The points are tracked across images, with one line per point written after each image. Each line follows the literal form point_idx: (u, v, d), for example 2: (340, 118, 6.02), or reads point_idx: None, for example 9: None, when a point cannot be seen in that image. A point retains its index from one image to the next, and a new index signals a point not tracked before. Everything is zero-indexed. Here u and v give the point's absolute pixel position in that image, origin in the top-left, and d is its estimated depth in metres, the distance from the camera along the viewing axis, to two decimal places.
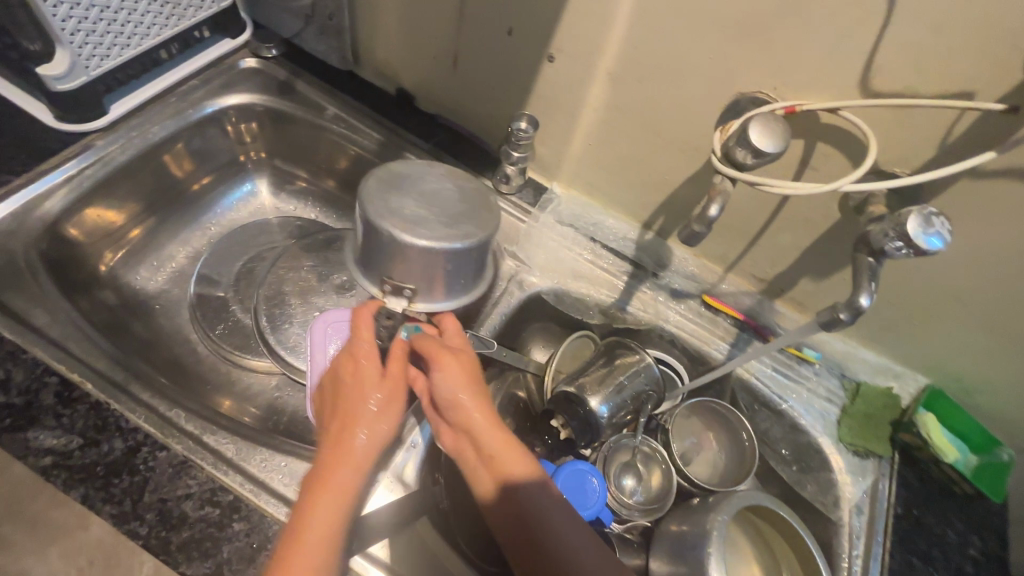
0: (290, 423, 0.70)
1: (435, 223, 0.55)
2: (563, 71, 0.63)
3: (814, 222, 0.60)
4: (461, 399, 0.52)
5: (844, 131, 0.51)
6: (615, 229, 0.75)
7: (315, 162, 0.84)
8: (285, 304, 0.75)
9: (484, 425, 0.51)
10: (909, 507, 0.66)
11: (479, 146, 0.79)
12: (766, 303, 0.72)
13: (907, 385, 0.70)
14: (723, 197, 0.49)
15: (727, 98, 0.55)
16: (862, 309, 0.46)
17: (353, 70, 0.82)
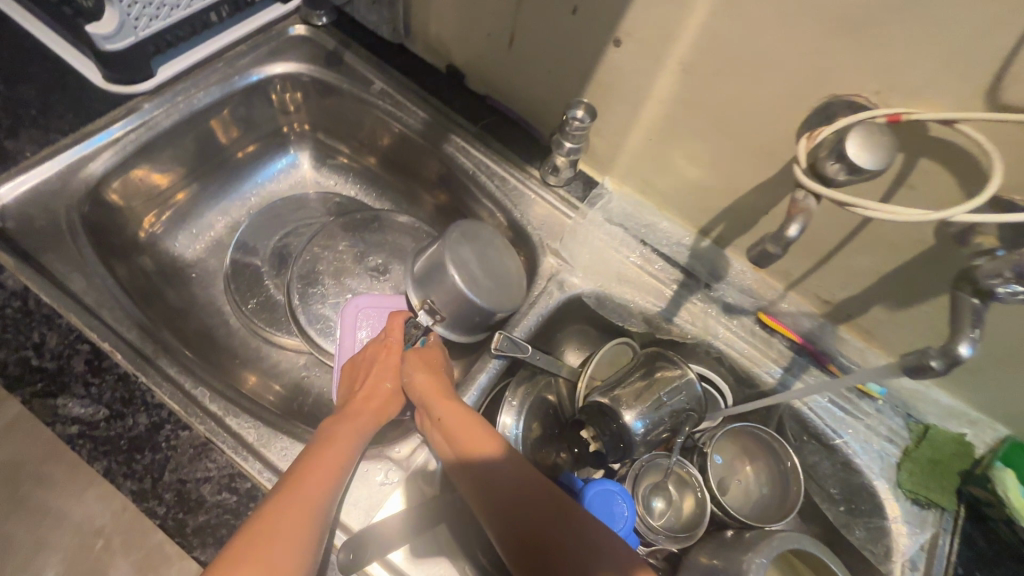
0: (314, 405, 0.69)
1: (486, 288, 0.62)
2: (630, 58, 0.57)
3: (901, 246, 0.53)
4: (425, 378, 0.59)
5: (956, 149, 0.44)
6: (669, 232, 0.70)
7: (358, 137, 0.81)
8: (318, 284, 0.74)
9: (444, 396, 0.57)
10: (971, 570, 0.59)
11: (529, 132, 0.74)
12: (829, 327, 0.66)
13: (983, 433, 0.63)
14: (805, 216, 0.43)
15: (816, 100, 0.48)
16: (959, 360, 0.40)
17: (404, 43, 0.78)
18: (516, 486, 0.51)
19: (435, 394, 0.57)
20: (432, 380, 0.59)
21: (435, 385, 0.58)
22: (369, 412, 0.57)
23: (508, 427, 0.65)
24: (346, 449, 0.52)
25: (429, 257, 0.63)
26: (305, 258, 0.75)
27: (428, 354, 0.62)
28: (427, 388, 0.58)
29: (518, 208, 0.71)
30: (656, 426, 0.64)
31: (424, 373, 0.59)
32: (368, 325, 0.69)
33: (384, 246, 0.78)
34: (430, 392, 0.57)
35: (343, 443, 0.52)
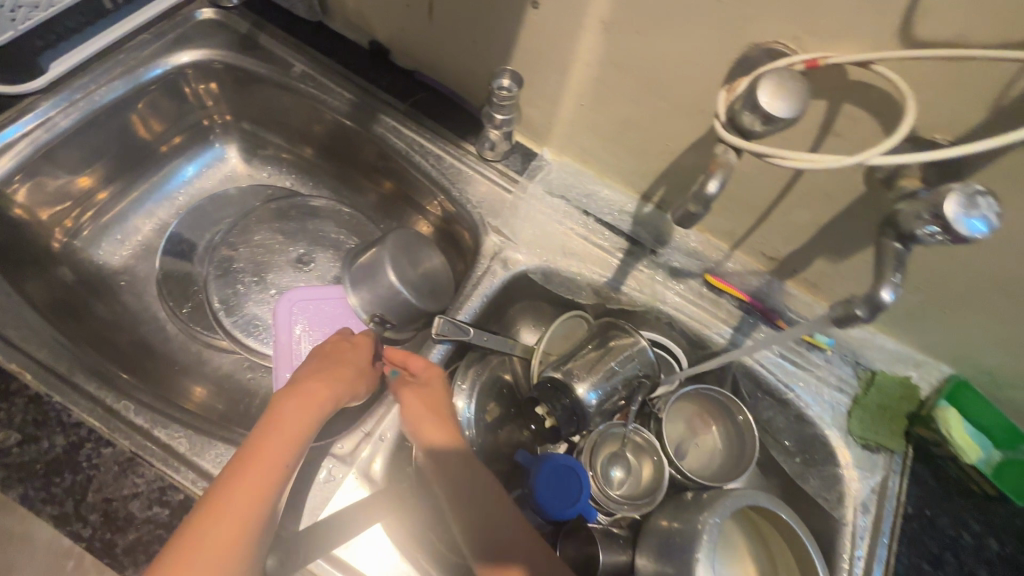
0: (261, 406, 0.67)
1: (422, 289, 0.66)
2: (548, 20, 0.54)
3: (833, 196, 0.53)
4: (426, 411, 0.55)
5: (876, 89, 0.42)
6: (610, 200, 0.68)
7: (286, 125, 0.77)
8: (239, 282, 0.72)
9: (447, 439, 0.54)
10: (921, 507, 0.60)
11: (461, 106, 0.72)
12: (776, 284, 0.65)
13: (929, 374, 0.63)
14: (726, 170, 0.42)
15: (737, 50, 0.47)
16: (882, 305, 0.39)
17: (323, 21, 0.74)
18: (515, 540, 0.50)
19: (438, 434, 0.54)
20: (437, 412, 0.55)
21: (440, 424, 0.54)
22: (315, 396, 0.52)
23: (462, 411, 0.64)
24: (284, 451, 0.48)
25: (368, 266, 0.67)
26: (225, 252, 0.73)
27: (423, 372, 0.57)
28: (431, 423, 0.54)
29: (456, 186, 0.69)
30: (611, 396, 0.64)
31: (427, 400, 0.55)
32: (305, 318, 0.68)
33: (305, 235, 0.76)
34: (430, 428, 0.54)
35: (284, 436, 0.49)
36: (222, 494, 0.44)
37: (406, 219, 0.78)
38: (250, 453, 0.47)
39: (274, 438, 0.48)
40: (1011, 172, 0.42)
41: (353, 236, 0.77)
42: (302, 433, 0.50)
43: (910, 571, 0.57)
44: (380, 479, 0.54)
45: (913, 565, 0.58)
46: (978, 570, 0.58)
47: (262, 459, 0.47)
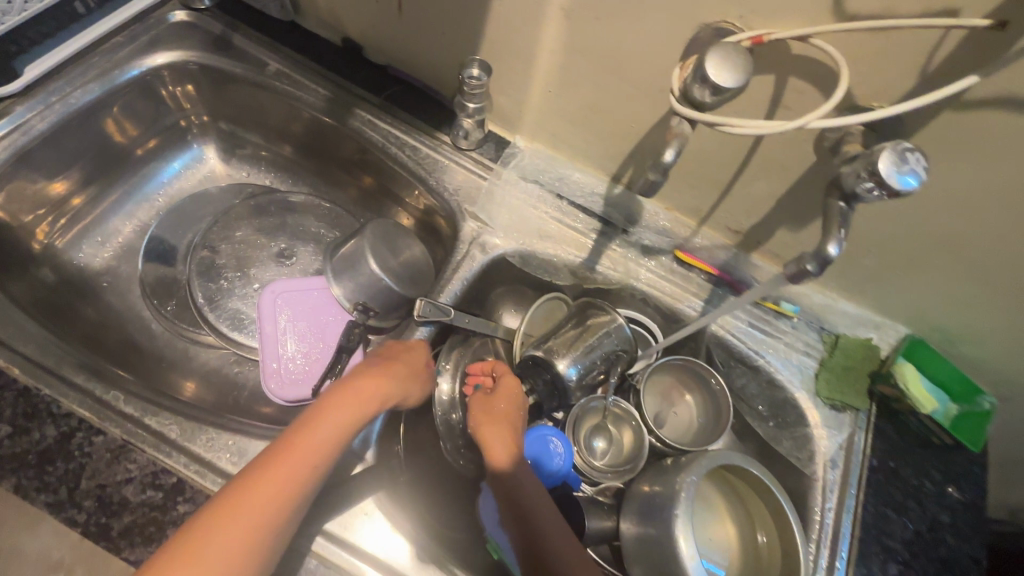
0: (250, 398, 0.69)
1: (402, 275, 0.68)
2: (511, 10, 0.57)
3: (786, 167, 0.56)
4: (497, 418, 0.59)
5: (816, 62, 0.46)
6: (582, 183, 0.71)
7: (263, 124, 0.79)
8: (220, 278, 0.73)
9: (509, 447, 0.57)
10: (885, 460, 0.64)
11: (434, 98, 0.74)
12: (742, 256, 0.68)
13: (887, 335, 0.67)
14: (681, 141, 0.45)
15: (689, 31, 0.50)
16: (829, 260, 0.42)
17: (295, 20, 0.76)
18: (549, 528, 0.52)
19: (501, 442, 0.57)
20: (508, 421, 0.59)
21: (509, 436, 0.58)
22: (358, 396, 0.53)
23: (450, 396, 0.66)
24: (318, 450, 0.48)
25: (349, 255, 0.68)
26: (204, 250, 0.75)
27: (508, 385, 0.62)
28: (498, 430, 0.58)
29: (433, 175, 0.71)
30: (591, 371, 0.66)
31: (501, 410, 0.59)
32: (288, 309, 0.69)
33: (285, 230, 0.78)
34: (497, 434, 0.58)
35: (314, 439, 0.49)
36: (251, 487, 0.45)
37: (386, 212, 0.79)
38: (288, 449, 0.47)
39: (306, 440, 0.48)
40: (943, 133, 0.46)
41: (334, 229, 0.79)
42: (338, 432, 0.50)
43: (878, 519, 0.61)
44: (371, 458, 0.58)
45: (879, 514, 0.61)
46: (941, 516, 0.61)
47: (291, 458, 0.47)
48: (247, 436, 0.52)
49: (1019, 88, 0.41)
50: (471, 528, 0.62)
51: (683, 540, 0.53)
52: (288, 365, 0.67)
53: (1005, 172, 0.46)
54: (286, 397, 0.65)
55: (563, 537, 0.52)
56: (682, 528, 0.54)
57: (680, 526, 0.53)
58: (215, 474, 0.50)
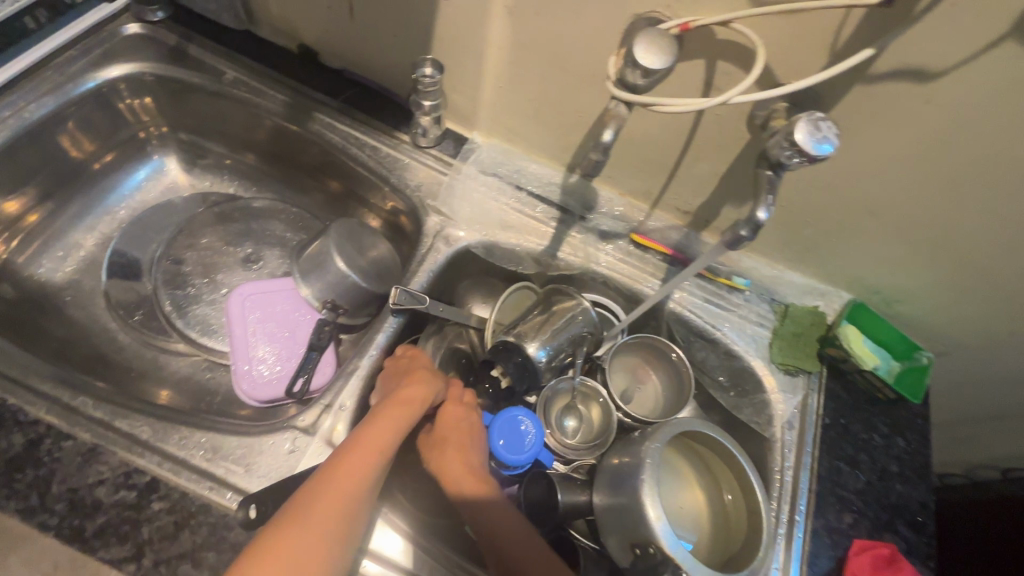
0: (223, 402, 0.69)
1: (370, 272, 0.69)
2: (460, 10, 0.60)
3: (723, 147, 0.60)
4: (444, 445, 0.59)
5: (738, 45, 0.49)
6: (539, 174, 0.74)
7: (224, 132, 0.80)
8: (187, 285, 0.74)
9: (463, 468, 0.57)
10: (837, 417, 0.68)
11: (392, 100, 0.76)
12: (693, 235, 0.72)
13: (833, 302, 0.71)
14: (618, 122, 0.49)
15: (623, 22, 0.53)
16: (760, 224, 0.47)
17: (251, 29, 0.77)
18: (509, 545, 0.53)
19: (456, 462, 0.57)
20: (456, 445, 0.59)
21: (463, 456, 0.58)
22: (404, 410, 0.54)
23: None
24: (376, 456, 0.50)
25: (315, 254, 0.70)
26: (168, 259, 0.75)
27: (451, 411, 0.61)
28: (448, 454, 0.58)
29: (395, 173, 0.73)
30: (561, 352, 0.68)
31: (450, 435, 0.59)
32: (257, 311, 0.70)
33: (251, 235, 0.79)
34: (450, 456, 0.58)
35: (364, 453, 0.50)
36: (320, 494, 0.46)
37: (352, 213, 0.81)
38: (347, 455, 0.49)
39: (363, 451, 0.50)
40: (857, 104, 0.50)
41: (301, 233, 0.80)
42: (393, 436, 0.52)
43: (832, 472, 0.64)
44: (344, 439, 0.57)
45: (833, 467, 0.65)
46: (889, 465, 0.65)
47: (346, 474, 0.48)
48: (217, 433, 0.54)
49: (917, 58, 0.45)
50: (449, 509, 0.64)
51: (649, 504, 0.55)
52: (259, 366, 0.67)
53: (917, 138, 0.50)
54: (260, 398, 0.66)
55: (526, 543, 0.53)
56: (648, 489, 0.56)
57: (646, 487, 0.56)
58: (189, 471, 0.52)
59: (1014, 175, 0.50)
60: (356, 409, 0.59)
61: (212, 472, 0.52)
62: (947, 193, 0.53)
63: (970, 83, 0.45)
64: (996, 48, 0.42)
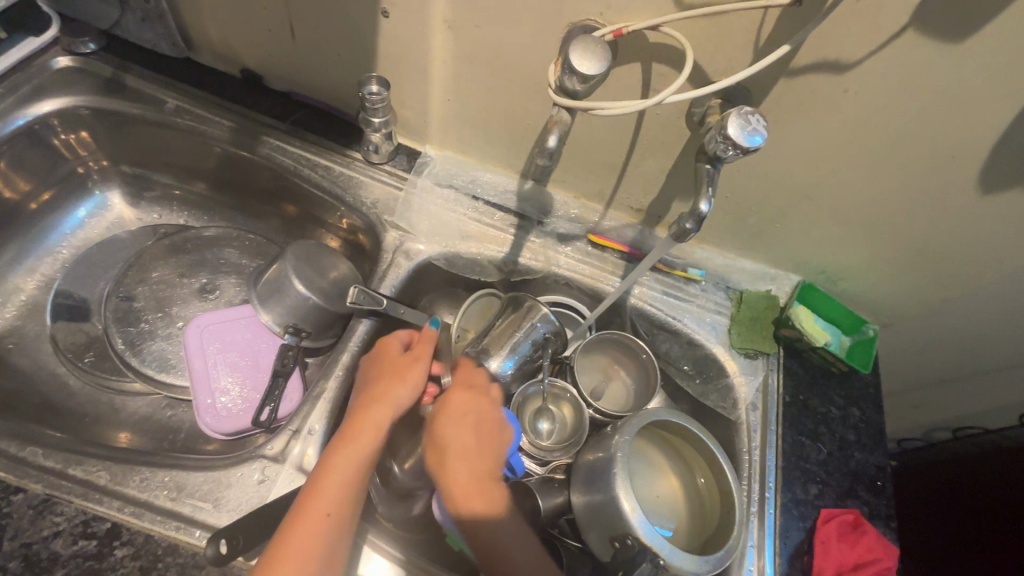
0: (188, 439, 0.67)
1: (330, 293, 0.68)
2: (401, 27, 0.60)
3: (666, 145, 0.62)
4: (445, 440, 0.57)
5: (670, 48, 0.52)
6: (494, 183, 0.75)
7: (168, 162, 0.78)
8: (139, 322, 0.71)
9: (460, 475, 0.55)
10: (796, 394, 0.70)
11: (340, 119, 0.76)
12: (647, 232, 0.74)
13: (783, 285, 0.74)
14: (561, 127, 0.51)
15: (561, 31, 0.55)
16: (702, 216, 0.49)
17: (190, 56, 0.76)
18: (499, 545, 0.53)
19: (461, 463, 0.56)
20: (460, 439, 0.57)
21: (464, 457, 0.56)
22: (361, 448, 0.52)
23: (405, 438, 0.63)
24: (328, 508, 0.49)
25: (273, 278, 0.69)
26: (118, 296, 0.72)
27: (459, 399, 0.59)
28: (454, 448, 0.56)
29: (350, 192, 0.73)
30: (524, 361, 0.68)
31: (456, 428, 0.58)
32: (215, 341, 0.68)
33: (205, 265, 0.77)
34: (454, 454, 0.56)
35: (320, 505, 0.49)
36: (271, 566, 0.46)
37: (310, 235, 0.80)
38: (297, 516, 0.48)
39: (313, 507, 0.48)
40: (783, 96, 0.53)
41: (258, 258, 0.79)
42: (345, 481, 0.50)
43: (795, 447, 0.67)
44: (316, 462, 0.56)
45: (797, 443, 0.67)
46: (847, 435, 0.68)
47: (301, 538, 0.47)
48: (181, 471, 0.53)
49: (831, 52, 0.48)
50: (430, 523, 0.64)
51: (624, 497, 0.57)
52: (222, 397, 0.66)
53: (839, 124, 0.54)
54: (226, 430, 0.64)
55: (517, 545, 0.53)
56: (621, 483, 0.57)
57: (619, 481, 0.57)
58: (153, 513, 0.51)
59: (929, 152, 0.53)
60: (326, 432, 0.58)
61: (179, 512, 0.51)
62: (873, 174, 0.57)
63: (881, 71, 0.48)
64: (900, 37, 0.46)
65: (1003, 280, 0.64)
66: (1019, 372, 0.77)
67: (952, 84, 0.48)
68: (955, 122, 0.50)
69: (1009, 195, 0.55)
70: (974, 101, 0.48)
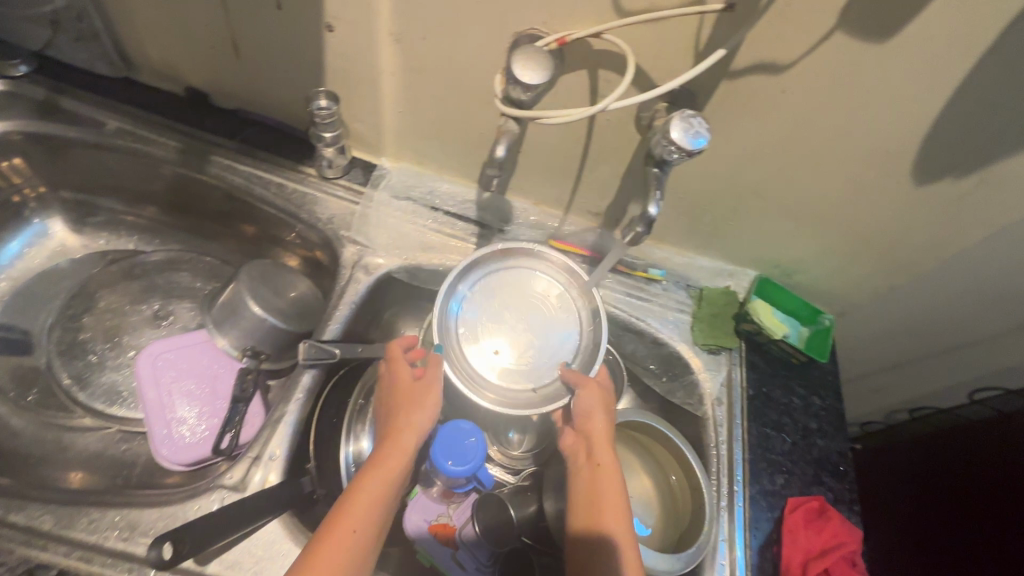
0: (144, 473, 0.64)
1: (288, 314, 0.67)
2: (346, 41, 0.59)
3: (621, 148, 0.62)
4: (596, 404, 0.60)
5: (615, 55, 0.52)
6: (452, 193, 0.75)
7: (111, 186, 0.75)
8: (86, 353, 0.70)
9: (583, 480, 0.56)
10: (760, 387, 0.72)
11: (292, 134, 0.75)
12: (607, 235, 0.75)
13: (741, 280, 0.76)
14: (509, 137, 0.52)
15: (507, 39, 0.55)
16: (652, 219, 0.52)
17: (130, 76, 0.73)
18: (611, 521, 0.53)
19: (599, 430, 0.59)
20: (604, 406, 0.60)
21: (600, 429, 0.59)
22: (385, 471, 0.52)
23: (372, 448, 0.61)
24: (362, 519, 0.48)
25: (226, 301, 0.67)
26: (63, 326, 0.71)
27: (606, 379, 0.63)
28: (601, 412, 0.60)
29: (305, 209, 0.72)
30: (501, 287, 0.66)
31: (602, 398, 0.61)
32: (170, 369, 0.66)
33: (157, 290, 0.75)
34: (595, 422, 0.59)
35: (350, 520, 0.48)
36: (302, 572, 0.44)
37: (267, 254, 0.78)
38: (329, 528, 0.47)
39: (345, 520, 0.48)
40: (725, 98, 0.54)
41: (214, 280, 0.77)
42: (374, 497, 0.50)
43: (761, 439, 0.69)
44: (271, 481, 0.55)
45: (762, 434, 0.69)
46: (810, 423, 0.70)
47: (334, 549, 0.46)
48: (132, 509, 0.51)
49: (768, 54, 0.50)
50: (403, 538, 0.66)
51: None
52: (180, 427, 0.63)
53: (780, 124, 0.55)
54: (185, 461, 0.62)
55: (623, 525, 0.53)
56: None
57: None
58: (103, 556, 0.49)
59: (866, 147, 0.56)
60: (288, 457, 0.57)
61: (131, 551, 0.49)
62: (815, 169, 0.59)
63: (815, 70, 0.50)
64: (830, 38, 0.47)
65: (942, 266, 0.67)
66: (966, 352, 0.80)
67: (880, 82, 0.50)
68: (889, 117, 0.52)
69: (941, 185, 0.57)
70: (901, 96, 0.50)
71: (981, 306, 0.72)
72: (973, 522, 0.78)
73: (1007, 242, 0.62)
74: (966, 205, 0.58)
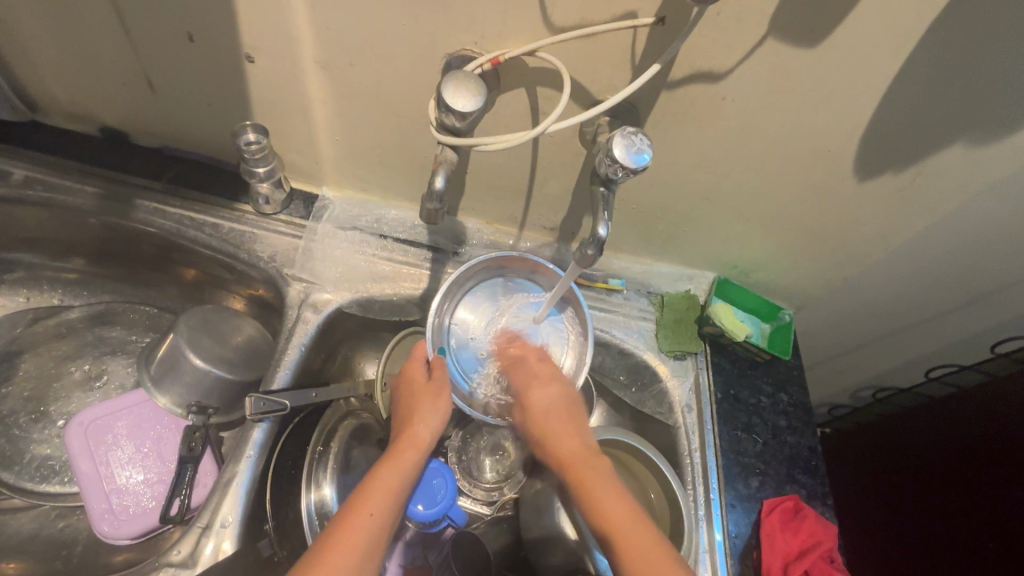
0: (86, 551, 0.59)
1: (234, 362, 0.63)
2: (269, 71, 0.56)
3: (568, 164, 0.61)
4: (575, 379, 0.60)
5: (551, 71, 0.51)
6: (401, 219, 0.72)
7: (24, 239, 0.69)
8: (14, 425, 0.65)
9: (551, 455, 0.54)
10: (727, 389, 0.71)
11: (223, 169, 0.70)
12: (563, 248, 0.73)
13: (701, 283, 0.76)
14: (447, 166, 0.50)
15: (438, 61, 0.52)
16: (603, 240, 0.51)
17: (37, 119, 0.68)
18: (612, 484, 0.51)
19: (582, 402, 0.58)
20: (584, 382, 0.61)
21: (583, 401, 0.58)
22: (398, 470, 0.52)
23: (334, 496, 0.59)
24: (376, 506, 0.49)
25: (164, 356, 0.62)
26: None
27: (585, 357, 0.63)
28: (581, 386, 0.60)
29: (244, 248, 0.67)
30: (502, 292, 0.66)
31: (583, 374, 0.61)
32: (105, 437, 0.61)
33: (89, 348, 0.70)
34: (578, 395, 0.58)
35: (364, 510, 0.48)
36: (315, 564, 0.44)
37: (209, 299, 0.73)
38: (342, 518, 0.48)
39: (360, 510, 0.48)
40: (667, 107, 0.53)
41: (152, 332, 0.73)
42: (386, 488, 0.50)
43: (732, 442, 0.68)
44: (229, 550, 0.54)
45: (733, 437, 0.69)
46: (779, 421, 0.70)
47: (347, 540, 0.46)
48: None
49: (704, 63, 0.49)
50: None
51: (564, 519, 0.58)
52: (123, 499, 0.58)
53: (722, 130, 0.55)
54: (132, 534, 0.57)
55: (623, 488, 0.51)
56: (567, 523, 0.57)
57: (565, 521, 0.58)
58: None
59: (807, 149, 0.56)
60: (242, 523, 0.55)
61: None
62: (761, 172, 0.59)
63: (752, 77, 0.50)
64: (762, 45, 0.47)
65: (890, 255, 0.69)
66: (919, 332, 0.83)
67: (816, 85, 0.50)
68: (827, 117, 0.52)
69: (881, 180, 0.58)
70: (837, 97, 0.50)
71: (931, 288, 0.74)
72: (936, 497, 0.81)
73: (948, 227, 0.63)
74: (907, 196, 0.59)
